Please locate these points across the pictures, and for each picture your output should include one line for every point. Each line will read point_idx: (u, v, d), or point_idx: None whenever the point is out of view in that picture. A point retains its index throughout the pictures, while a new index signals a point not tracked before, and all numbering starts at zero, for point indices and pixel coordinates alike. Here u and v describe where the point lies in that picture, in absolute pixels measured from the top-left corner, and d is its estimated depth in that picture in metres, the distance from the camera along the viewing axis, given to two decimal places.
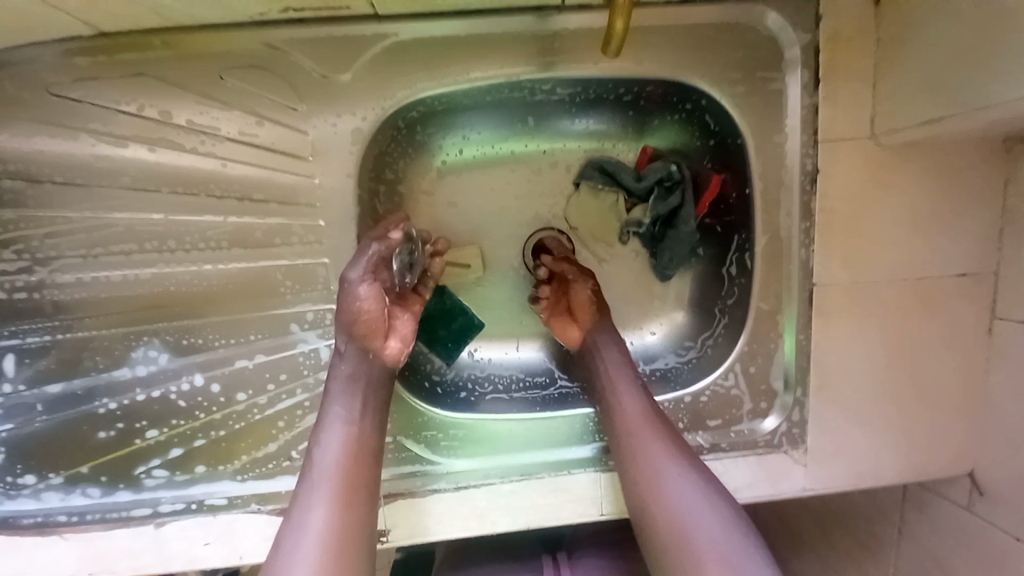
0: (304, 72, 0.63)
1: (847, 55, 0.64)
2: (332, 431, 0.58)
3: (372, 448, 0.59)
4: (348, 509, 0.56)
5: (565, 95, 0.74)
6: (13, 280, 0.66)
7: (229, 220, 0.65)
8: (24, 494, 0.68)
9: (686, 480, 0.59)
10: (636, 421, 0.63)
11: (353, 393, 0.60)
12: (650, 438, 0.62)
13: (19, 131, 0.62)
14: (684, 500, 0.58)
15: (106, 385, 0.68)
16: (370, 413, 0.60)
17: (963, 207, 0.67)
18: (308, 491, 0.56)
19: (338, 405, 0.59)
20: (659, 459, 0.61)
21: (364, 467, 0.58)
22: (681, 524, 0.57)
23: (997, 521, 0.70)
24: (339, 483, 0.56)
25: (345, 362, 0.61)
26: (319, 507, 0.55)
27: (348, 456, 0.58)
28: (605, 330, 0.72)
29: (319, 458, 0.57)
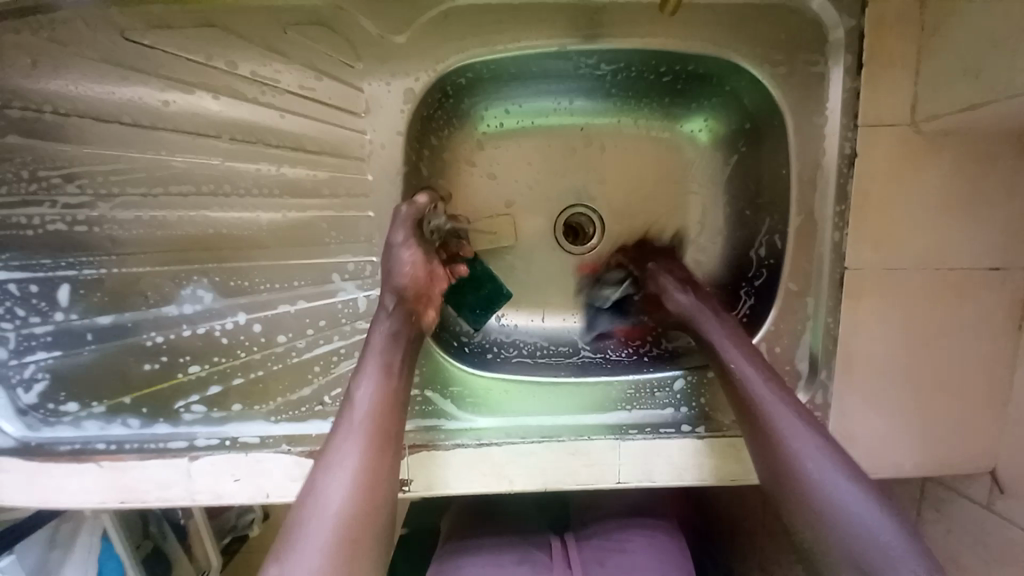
0: (362, 30, 0.66)
1: (891, 43, 0.66)
2: (365, 386, 0.60)
3: (394, 418, 0.60)
4: (376, 459, 0.57)
5: (607, 71, 0.76)
6: (75, 214, 0.70)
7: (282, 169, 0.69)
8: (64, 422, 0.72)
9: (807, 436, 0.60)
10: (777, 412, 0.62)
11: (379, 363, 0.61)
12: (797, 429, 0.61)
13: (93, 72, 0.66)
14: (812, 457, 0.59)
15: (153, 320, 0.71)
16: (394, 380, 0.61)
17: (1000, 201, 0.68)
18: (338, 440, 0.57)
19: (369, 370, 0.61)
20: (815, 465, 0.59)
21: (393, 422, 0.59)
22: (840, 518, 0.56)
23: (1018, 519, 0.70)
24: (367, 445, 0.57)
25: (388, 320, 0.63)
26: (346, 457, 0.56)
27: (376, 420, 0.58)
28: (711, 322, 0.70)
29: (351, 418, 0.58)
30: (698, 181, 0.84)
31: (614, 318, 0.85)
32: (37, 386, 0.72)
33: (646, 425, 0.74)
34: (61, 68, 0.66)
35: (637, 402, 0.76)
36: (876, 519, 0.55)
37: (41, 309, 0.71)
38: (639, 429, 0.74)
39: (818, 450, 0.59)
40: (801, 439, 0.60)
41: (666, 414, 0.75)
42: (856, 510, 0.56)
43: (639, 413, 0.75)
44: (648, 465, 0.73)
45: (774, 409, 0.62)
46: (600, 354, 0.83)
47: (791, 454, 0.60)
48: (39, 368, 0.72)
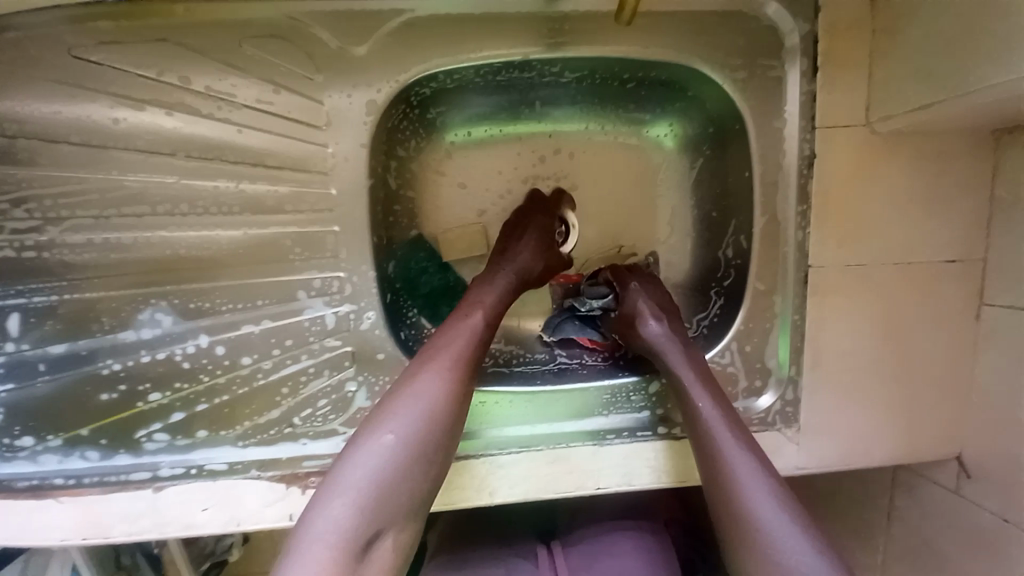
0: (320, 42, 0.64)
1: (844, 47, 0.67)
2: (431, 370, 0.57)
3: (454, 425, 0.57)
4: (421, 442, 0.53)
5: (572, 79, 0.76)
6: (23, 239, 0.67)
7: (242, 186, 0.67)
8: (19, 457, 0.68)
9: (761, 484, 0.58)
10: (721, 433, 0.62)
11: (460, 365, 0.58)
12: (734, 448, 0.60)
13: (37, 91, 0.63)
14: (761, 505, 0.56)
15: (111, 347, 0.68)
16: (462, 385, 0.58)
17: (952, 196, 0.70)
18: (384, 412, 0.55)
19: (433, 366, 0.57)
20: (750, 485, 0.58)
21: (444, 410, 0.56)
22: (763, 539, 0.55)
23: (985, 503, 0.72)
24: (410, 443, 0.53)
25: (490, 290, 0.67)
26: (388, 430, 0.53)
27: (435, 423, 0.55)
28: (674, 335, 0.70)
29: (416, 394, 0.55)
30: (666, 185, 0.85)
31: (582, 328, 0.82)
32: None
33: (624, 429, 0.74)
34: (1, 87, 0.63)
35: (614, 406, 0.76)
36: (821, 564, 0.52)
37: None
38: (617, 434, 0.74)
39: (771, 498, 0.57)
40: (754, 484, 0.58)
41: (642, 417, 0.75)
42: (781, 534, 0.54)
43: (617, 418, 0.75)
44: (628, 469, 0.73)
45: (730, 450, 0.60)
46: (577, 360, 0.83)
47: (743, 499, 0.57)
48: None
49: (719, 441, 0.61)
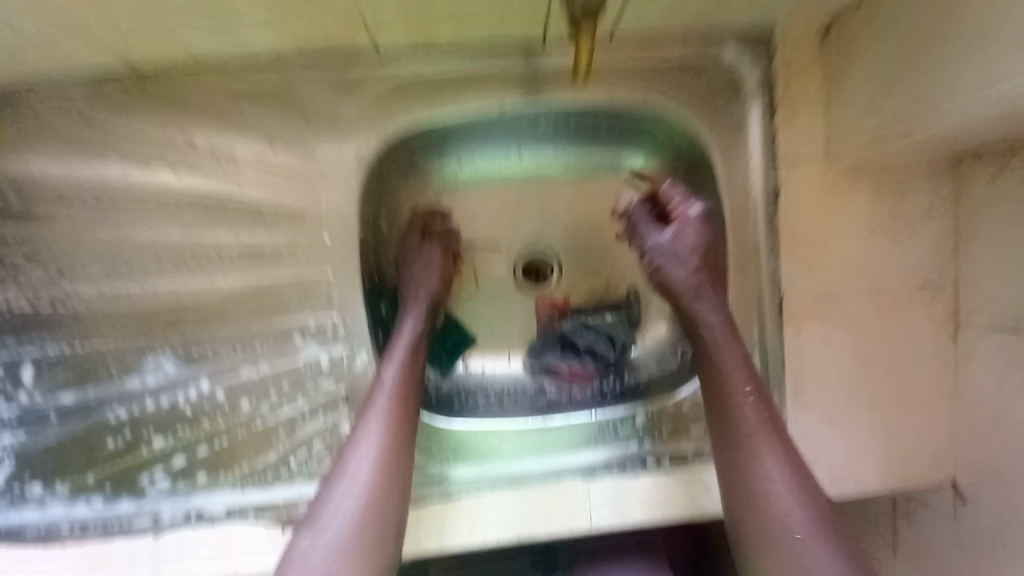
0: (314, 105, 0.71)
1: (800, 89, 0.72)
2: (365, 439, 0.63)
3: (391, 495, 0.62)
4: (369, 510, 0.61)
5: (549, 126, 0.82)
6: (39, 293, 0.71)
7: (242, 238, 0.72)
8: (29, 504, 0.70)
9: (787, 485, 0.63)
10: (753, 429, 0.65)
11: (386, 442, 0.63)
12: (763, 446, 0.64)
13: (57, 159, 0.69)
14: (781, 493, 0.63)
15: (117, 395, 0.71)
16: (391, 460, 0.63)
17: (918, 222, 0.73)
18: (331, 488, 0.62)
19: (363, 444, 0.63)
20: (769, 469, 0.64)
21: (389, 474, 0.62)
22: (778, 519, 0.62)
23: (983, 526, 0.72)
24: (359, 506, 0.61)
25: (410, 321, 0.73)
26: (337, 506, 0.61)
27: (370, 498, 0.61)
28: (710, 294, 0.72)
29: (349, 471, 0.62)
30: None
31: (563, 355, 0.87)
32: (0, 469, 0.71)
33: (614, 463, 0.75)
34: (25, 157, 0.69)
35: (603, 439, 0.77)
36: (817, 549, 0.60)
37: (4, 391, 0.71)
38: (607, 468, 0.75)
39: (792, 496, 0.63)
40: (781, 481, 0.63)
41: (629, 450, 0.76)
42: (793, 516, 0.62)
43: (606, 452, 0.76)
44: (618, 505, 0.73)
45: (762, 453, 0.64)
46: (566, 395, 0.84)
47: (760, 482, 0.63)
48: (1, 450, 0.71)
49: (756, 438, 0.65)
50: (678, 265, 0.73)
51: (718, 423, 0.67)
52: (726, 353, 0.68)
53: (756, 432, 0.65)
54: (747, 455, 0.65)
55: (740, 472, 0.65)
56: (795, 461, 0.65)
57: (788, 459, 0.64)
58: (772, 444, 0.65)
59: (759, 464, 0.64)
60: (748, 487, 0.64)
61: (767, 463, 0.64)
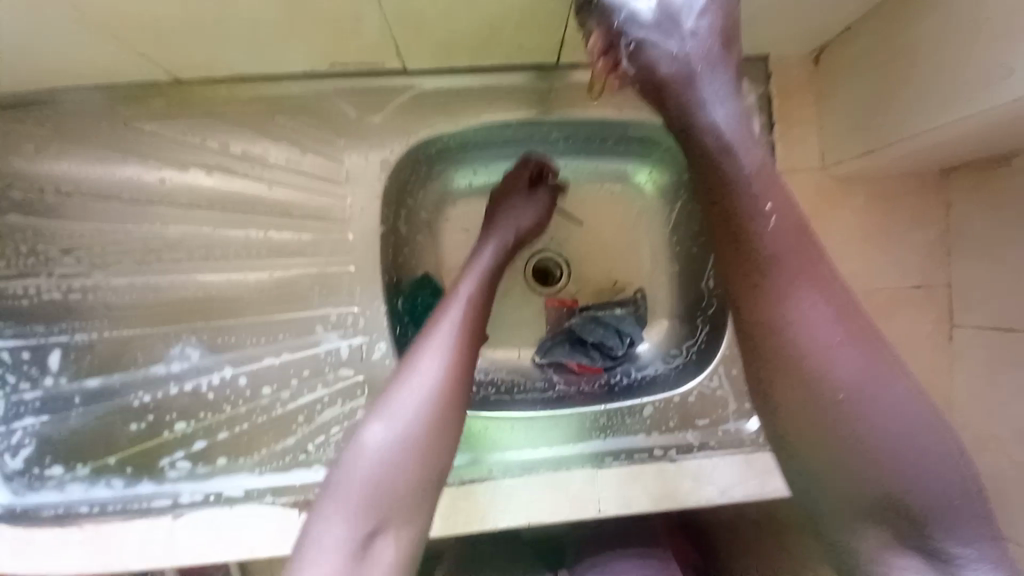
0: (342, 111, 0.76)
1: (794, 105, 0.79)
2: (435, 339, 0.61)
3: (456, 405, 0.59)
4: (437, 410, 0.57)
5: (560, 137, 0.86)
6: (71, 282, 0.75)
7: (270, 234, 0.76)
8: (47, 486, 0.73)
9: (830, 320, 0.50)
10: (780, 239, 0.50)
11: (456, 347, 0.61)
12: (799, 281, 0.50)
13: (98, 158, 0.74)
14: (833, 348, 0.49)
15: (141, 380, 0.74)
16: (461, 368, 0.60)
17: (909, 227, 0.78)
18: (400, 382, 0.59)
19: (433, 344, 0.60)
20: (830, 356, 0.49)
21: (460, 378, 0.60)
22: (832, 408, 0.49)
23: (980, 522, 0.74)
24: (423, 407, 0.57)
25: (488, 251, 0.76)
26: (404, 401, 0.57)
27: (436, 405, 0.57)
28: (717, 76, 0.54)
29: (418, 369, 0.59)
30: (649, 227, 0.93)
31: (571, 352, 0.89)
32: (21, 451, 0.73)
33: (621, 453, 0.78)
34: (67, 156, 0.74)
35: (611, 430, 0.80)
36: (918, 456, 0.48)
37: (31, 375, 0.74)
38: (615, 457, 0.78)
39: (845, 338, 0.49)
40: (839, 363, 0.49)
41: (638, 440, 0.79)
42: (851, 398, 0.49)
43: (613, 441, 0.79)
44: (625, 492, 0.75)
45: (797, 291, 0.50)
46: (575, 388, 0.88)
47: (808, 357, 0.50)
48: (24, 433, 0.74)
49: (792, 293, 0.50)
50: (664, 41, 0.54)
51: (733, 210, 0.52)
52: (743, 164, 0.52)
53: (813, 337, 0.49)
54: (782, 326, 0.50)
55: (784, 338, 0.50)
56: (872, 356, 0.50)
57: (830, 295, 0.50)
58: (813, 288, 0.50)
59: (790, 300, 0.50)
60: (790, 379, 0.50)
61: (807, 302, 0.50)
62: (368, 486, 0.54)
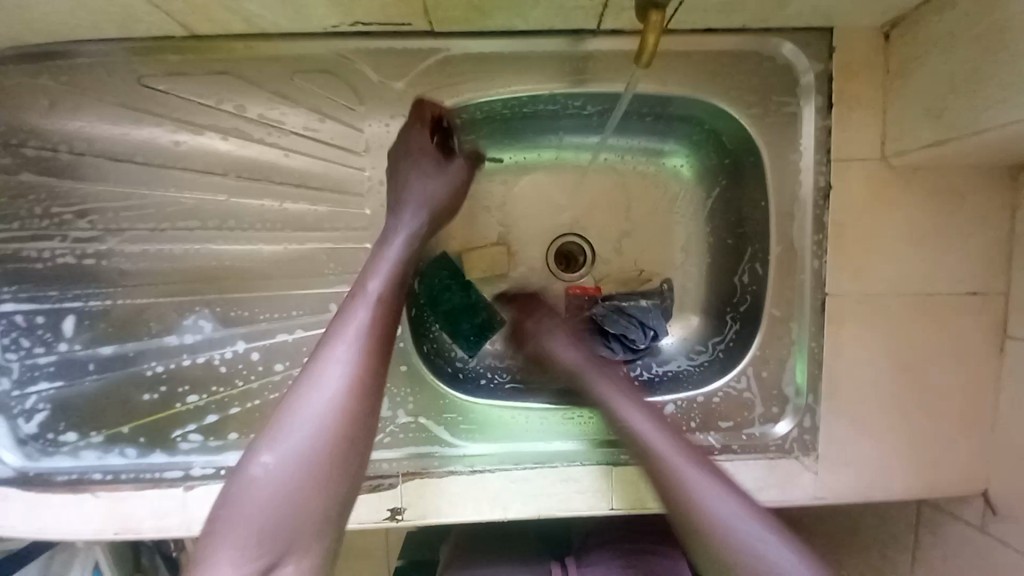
0: (364, 76, 0.70)
1: (857, 84, 0.70)
2: (331, 362, 0.58)
3: (359, 418, 0.57)
4: (340, 445, 0.55)
5: (594, 112, 0.80)
6: (84, 247, 0.73)
7: (286, 205, 0.73)
8: (61, 452, 0.72)
9: (734, 507, 0.62)
10: (683, 469, 0.65)
11: (358, 359, 0.59)
12: (684, 463, 0.65)
13: (110, 116, 0.71)
14: (727, 519, 0.61)
15: (156, 350, 0.73)
16: (365, 380, 0.58)
17: (971, 228, 0.71)
18: (279, 419, 0.56)
19: (338, 354, 0.59)
20: (713, 503, 0.62)
21: (361, 410, 0.57)
22: (746, 568, 0.58)
23: (1012, 543, 0.70)
24: (314, 437, 0.55)
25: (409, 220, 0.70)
26: (297, 434, 0.55)
27: (336, 428, 0.56)
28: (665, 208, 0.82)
29: (317, 396, 0.56)
30: (682, 212, 0.88)
31: (591, 342, 0.84)
32: (36, 416, 0.73)
33: None
34: (78, 113, 0.70)
35: None
36: None
37: (45, 340, 0.73)
38: None
39: (738, 516, 0.62)
40: (736, 522, 0.61)
41: None
42: (733, 531, 0.60)
43: None
44: (640, 491, 0.73)
45: (686, 473, 0.64)
46: None
47: (705, 518, 0.61)
48: (39, 398, 0.73)
49: (678, 467, 0.65)
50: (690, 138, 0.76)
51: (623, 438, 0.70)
52: (631, 412, 0.70)
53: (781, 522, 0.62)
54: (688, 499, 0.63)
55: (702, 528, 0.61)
56: (772, 518, 0.62)
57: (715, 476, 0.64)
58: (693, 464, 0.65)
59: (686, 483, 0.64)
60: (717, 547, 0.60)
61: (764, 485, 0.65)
62: (267, 509, 0.52)
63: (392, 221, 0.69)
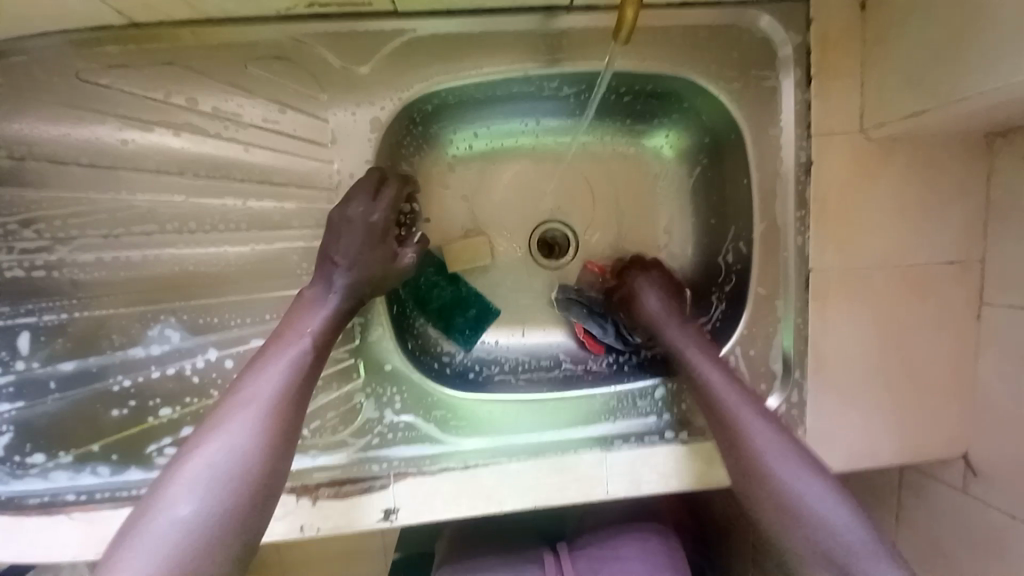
0: (325, 62, 0.66)
1: (837, 55, 0.68)
2: (258, 379, 0.57)
3: (269, 469, 0.54)
4: (257, 457, 0.54)
5: (570, 94, 0.77)
6: (34, 259, 0.68)
7: (249, 203, 0.69)
8: (30, 474, 0.68)
9: (793, 462, 0.63)
10: (751, 423, 0.66)
11: (271, 408, 0.56)
12: (750, 419, 0.66)
13: (47, 115, 0.65)
14: (789, 473, 0.63)
15: (121, 363, 0.69)
16: (276, 429, 0.55)
17: (950, 197, 0.71)
18: (202, 435, 0.54)
19: (256, 387, 0.57)
20: (776, 460, 0.64)
21: (281, 425, 0.56)
22: (798, 513, 0.61)
23: (994, 501, 0.73)
24: (233, 452, 0.53)
25: (349, 269, 0.66)
26: (212, 452, 0.53)
27: (254, 444, 0.54)
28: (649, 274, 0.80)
29: (238, 412, 0.55)
30: (664, 194, 0.87)
31: (587, 316, 0.84)
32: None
33: (631, 435, 0.75)
34: (11, 113, 0.64)
35: (620, 411, 0.76)
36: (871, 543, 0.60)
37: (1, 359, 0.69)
38: (624, 439, 0.74)
39: (800, 469, 0.63)
40: (797, 475, 0.63)
41: (649, 422, 0.76)
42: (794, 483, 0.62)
43: (624, 424, 0.76)
44: (636, 475, 0.73)
45: (753, 429, 0.65)
46: (582, 366, 0.85)
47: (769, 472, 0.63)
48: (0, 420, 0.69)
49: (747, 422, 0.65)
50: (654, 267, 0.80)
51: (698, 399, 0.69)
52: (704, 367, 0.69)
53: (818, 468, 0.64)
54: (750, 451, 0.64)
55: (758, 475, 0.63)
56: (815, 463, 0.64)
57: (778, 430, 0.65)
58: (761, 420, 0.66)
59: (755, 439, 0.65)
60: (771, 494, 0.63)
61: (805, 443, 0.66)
62: (153, 564, 0.46)
63: (331, 279, 0.65)
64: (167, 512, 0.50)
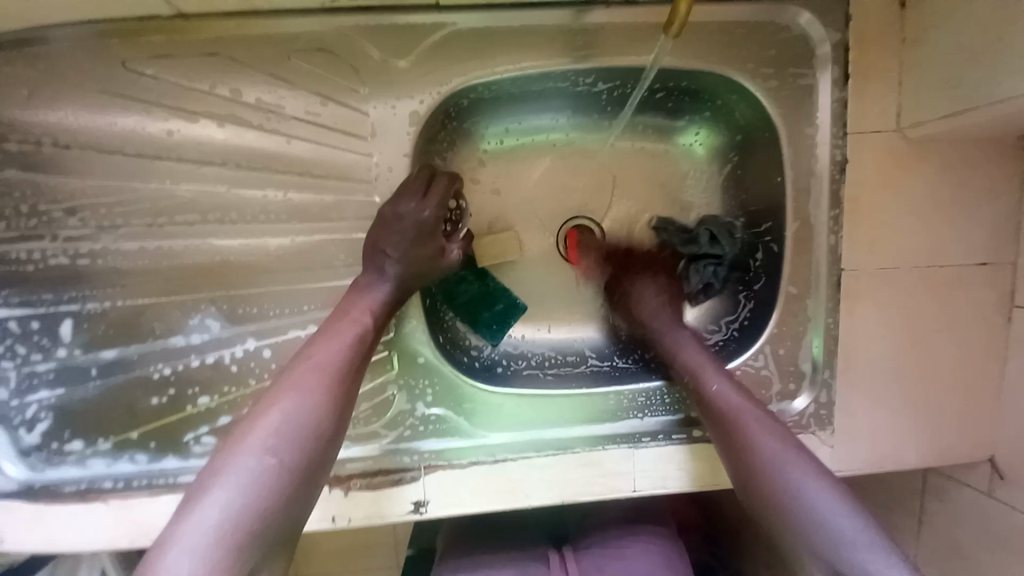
0: (366, 55, 0.67)
1: (874, 55, 0.69)
2: (326, 342, 0.59)
3: (329, 436, 0.55)
4: (321, 415, 0.54)
5: (604, 90, 0.78)
6: (76, 247, 0.69)
7: (289, 195, 0.70)
8: (67, 461, 0.69)
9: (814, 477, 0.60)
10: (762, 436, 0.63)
11: (336, 377, 0.57)
12: (758, 431, 0.63)
13: (94, 105, 0.66)
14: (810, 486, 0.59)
15: (161, 351, 0.70)
16: (337, 397, 0.56)
17: (984, 199, 0.71)
18: (276, 389, 0.55)
19: (324, 349, 0.58)
20: (790, 470, 0.60)
21: (344, 385, 0.57)
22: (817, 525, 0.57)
23: (1021, 505, 0.72)
24: (303, 408, 0.54)
25: (403, 260, 0.67)
26: (283, 406, 0.54)
27: (322, 402, 0.55)
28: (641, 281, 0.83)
29: (307, 372, 0.56)
30: (693, 190, 0.87)
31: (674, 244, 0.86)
32: (38, 425, 0.70)
33: (661, 432, 0.75)
34: (60, 102, 0.66)
35: (650, 408, 0.77)
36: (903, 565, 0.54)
37: (42, 345, 0.70)
38: (652, 436, 0.74)
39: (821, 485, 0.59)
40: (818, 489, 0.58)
41: (677, 420, 0.76)
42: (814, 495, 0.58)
43: (653, 420, 0.76)
44: (665, 471, 0.73)
45: (764, 441, 0.62)
46: (608, 363, 0.85)
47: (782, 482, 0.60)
48: (40, 406, 0.70)
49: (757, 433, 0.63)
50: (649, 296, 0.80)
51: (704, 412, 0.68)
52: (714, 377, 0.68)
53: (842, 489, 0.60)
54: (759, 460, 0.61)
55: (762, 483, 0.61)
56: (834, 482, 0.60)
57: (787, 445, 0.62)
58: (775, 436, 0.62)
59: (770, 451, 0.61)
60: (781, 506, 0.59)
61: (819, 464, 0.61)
62: (236, 498, 0.48)
63: (384, 266, 0.66)
64: (241, 461, 0.50)
